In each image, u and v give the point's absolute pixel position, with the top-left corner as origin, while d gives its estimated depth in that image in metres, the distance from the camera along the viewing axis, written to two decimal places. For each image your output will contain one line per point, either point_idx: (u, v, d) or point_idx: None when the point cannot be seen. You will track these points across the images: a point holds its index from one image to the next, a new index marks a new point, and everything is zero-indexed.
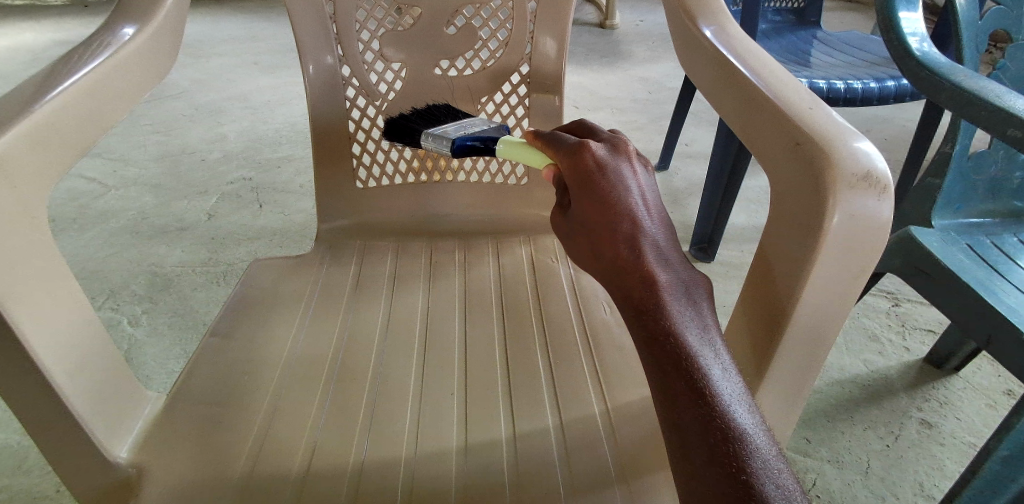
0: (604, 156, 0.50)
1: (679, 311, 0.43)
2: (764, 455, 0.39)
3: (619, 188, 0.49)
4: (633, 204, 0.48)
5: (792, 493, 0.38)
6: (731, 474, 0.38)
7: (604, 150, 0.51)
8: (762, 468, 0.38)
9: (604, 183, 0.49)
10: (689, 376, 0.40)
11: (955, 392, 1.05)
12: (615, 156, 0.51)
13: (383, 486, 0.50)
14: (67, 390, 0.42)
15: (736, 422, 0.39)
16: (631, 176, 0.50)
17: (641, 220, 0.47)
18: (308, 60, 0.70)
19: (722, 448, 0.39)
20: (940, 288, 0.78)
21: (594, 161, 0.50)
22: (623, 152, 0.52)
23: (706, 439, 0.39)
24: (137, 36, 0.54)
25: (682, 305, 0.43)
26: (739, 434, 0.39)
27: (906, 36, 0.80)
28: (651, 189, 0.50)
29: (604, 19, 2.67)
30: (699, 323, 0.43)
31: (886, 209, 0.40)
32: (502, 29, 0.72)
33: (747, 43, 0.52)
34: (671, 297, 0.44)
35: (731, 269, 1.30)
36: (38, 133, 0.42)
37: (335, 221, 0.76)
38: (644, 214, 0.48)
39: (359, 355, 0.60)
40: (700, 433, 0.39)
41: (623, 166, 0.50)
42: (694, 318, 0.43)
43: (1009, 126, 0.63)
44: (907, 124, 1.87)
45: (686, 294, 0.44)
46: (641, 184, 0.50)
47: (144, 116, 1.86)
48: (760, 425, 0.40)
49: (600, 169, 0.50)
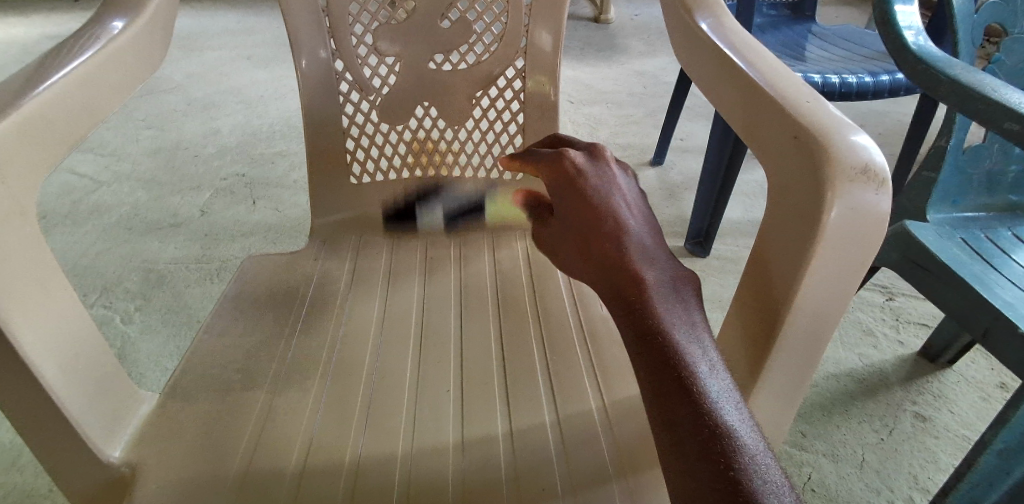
0: (583, 163, 0.52)
1: (666, 309, 0.43)
2: (754, 451, 0.38)
3: (600, 192, 0.50)
4: (614, 206, 0.49)
5: (783, 491, 0.37)
6: (721, 470, 0.37)
7: (584, 157, 0.53)
8: (752, 463, 0.37)
9: (585, 188, 0.51)
10: (675, 371, 0.40)
11: (949, 385, 1.05)
12: (595, 163, 0.52)
13: (380, 483, 0.50)
14: (59, 389, 0.41)
15: (725, 418, 0.39)
16: (612, 180, 0.51)
17: (623, 219, 0.48)
18: (303, 54, 0.69)
19: (711, 444, 0.38)
20: (936, 282, 0.78)
21: (574, 168, 0.52)
22: (602, 157, 0.53)
23: (695, 435, 0.39)
24: (127, 29, 0.53)
25: (669, 302, 0.44)
26: (729, 430, 0.38)
27: (902, 30, 0.80)
28: (633, 191, 0.51)
29: (599, 13, 2.66)
30: (686, 321, 0.43)
31: (885, 203, 0.40)
32: (497, 22, 0.72)
33: (744, 36, 0.52)
34: (659, 294, 0.44)
35: (727, 263, 1.30)
36: (29, 126, 0.42)
37: (330, 217, 0.76)
38: (626, 215, 0.49)
39: (355, 351, 0.60)
40: (689, 429, 0.39)
41: (603, 171, 0.52)
42: (681, 317, 0.43)
43: (1006, 119, 0.63)
44: (902, 118, 1.88)
45: (674, 291, 0.44)
46: (622, 186, 0.51)
47: (137, 111, 1.84)
48: (749, 422, 0.39)
49: (580, 174, 0.52)
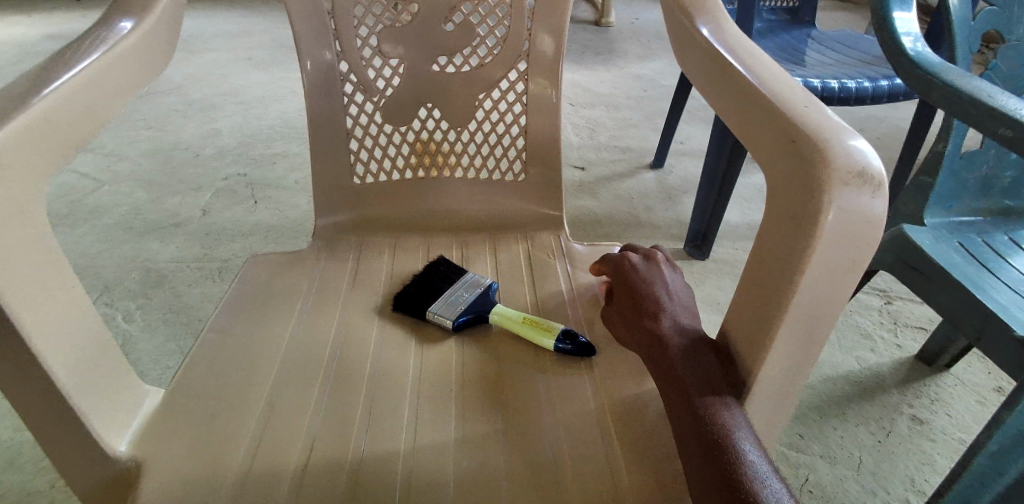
0: (638, 261, 0.62)
1: (683, 361, 0.50)
2: (752, 471, 0.43)
3: (644, 282, 0.59)
4: (657, 292, 0.57)
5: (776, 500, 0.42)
6: (726, 478, 0.44)
7: (640, 259, 0.62)
8: (752, 467, 0.44)
9: (635, 278, 0.60)
10: (693, 396, 0.47)
11: (945, 388, 1.06)
12: (648, 264, 0.61)
13: (384, 479, 0.50)
14: (68, 386, 0.42)
15: (728, 446, 0.44)
16: (659, 277, 0.59)
17: (664, 304, 0.56)
18: (307, 56, 0.70)
19: (717, 451, 0.44)
20: (933, 286, 0.79)
21: (630, 266, 0.61)
22: (655, 259, 0.61)
23: (705, 446, 0.45)
24: (134, 30, 0.54)
25: (686, 355, 0.50)
26: (732, 454, 0.44)
27: (899, 36, 0.81)
28: (677, 284, 0.58)
29: (599, 17, 2.67)
30: (698, 366, 0.49)
31: (881, 206, 0.40)
32: (500, 26, 0.72)
33: (743, 41, 0.53)
34: (679, 351, 0.51)
35: (725, 266, 1.31)
36: (38, 127, 0.42)
37: (334, 217, 0.76)
38: (667, 303, 0.56)
39: (359, 350, 0.60)
40: (700, 440, 0.46)
41: (652, 269, 0.60)
42: (694, 363, 0.49)
43: (1000, 124, 0.64)
44: (899, 123, 1.89)
45: (690, 345, 0.51)
46: (667, 278, 0.58)
47: (138, 112, 1.85)
48: (752, 446, 0.45)
49: (634, 274, 0.60)
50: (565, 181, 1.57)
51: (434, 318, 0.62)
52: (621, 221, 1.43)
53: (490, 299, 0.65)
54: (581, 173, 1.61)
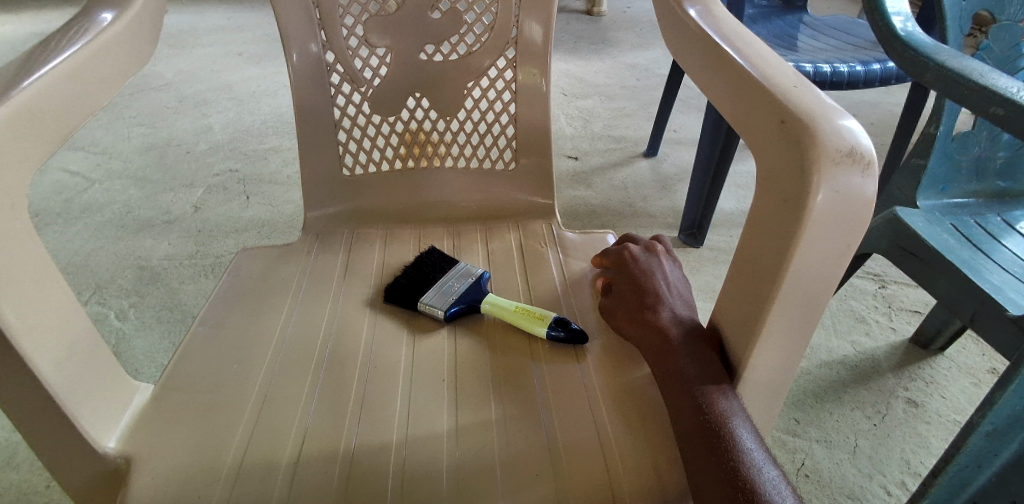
0: (639, 252, 0.62)
1: (683, 350, 0.50)
2: (753, 459, 0.44)
3: (645, 273, 0.59)
4: (658, 282, 0.58)
5: (776, 489, 0.43)
6: (726, 466, 0.44)
7: (641, 251, 0.62)
8: (749, 458, 0.44)
9: (635, 269, 0.60)
10: (694, 385, 0.47)
11: (941, 371, 1.06)
12: (648, 255, 0.62)
13: (375, 469, 0.50)
14: (55, 382, 0.42)
15: (731, 432, 0.45)
16: (660, 269, 0.60)
17: (665, 296, 0.56)
18: (293, 48, 0.69)
19: (716, 441, 0.45)
20: (928, 269, 0.79)
21: (631, 256, 0.62)
22: (655, 251, 0.62)
23: (703, 437, 0.46)
24: (115, 21, 0.53)
25: (686, 344, 0.50)
26: (734, 442, 0.45)
27: (890, 17, 0.81)
28: (677, 278, 0.59)
29: (591, 6, 2.66)
30: (698, 352, 0.49)
31: (871, 187, 0.40)
32: (487, 13, 0.72)
33: (731, 22, 0.52)
34: (678, 340, 0.51)
35: (720, 253, 1.31)
36: (19, 119, 0.41)
37: (324, 209, 0.76)
38: (668, 294, 0.57)
39: (349, 341, 0.60)
40: (698, 429, 0.46)
41: (652, 259, 0.61)
42: (695, 351, 0.49)
43: (992, 104, 0.63)
44: (894, 108, 1.89)
45: (689, 333, 0.51)
46: (667, 271, 0.59)
47: (128, 108, 1.83)
48: (754, 436, 0.45)
49: (634, 263, 0.61)
50: (559, 171, 1.56)
51: (427, 308, 0.62)
52: (615, 211, 1.42)
53: (483, 288, 0.65)
54: (575, 163, 1.60)
